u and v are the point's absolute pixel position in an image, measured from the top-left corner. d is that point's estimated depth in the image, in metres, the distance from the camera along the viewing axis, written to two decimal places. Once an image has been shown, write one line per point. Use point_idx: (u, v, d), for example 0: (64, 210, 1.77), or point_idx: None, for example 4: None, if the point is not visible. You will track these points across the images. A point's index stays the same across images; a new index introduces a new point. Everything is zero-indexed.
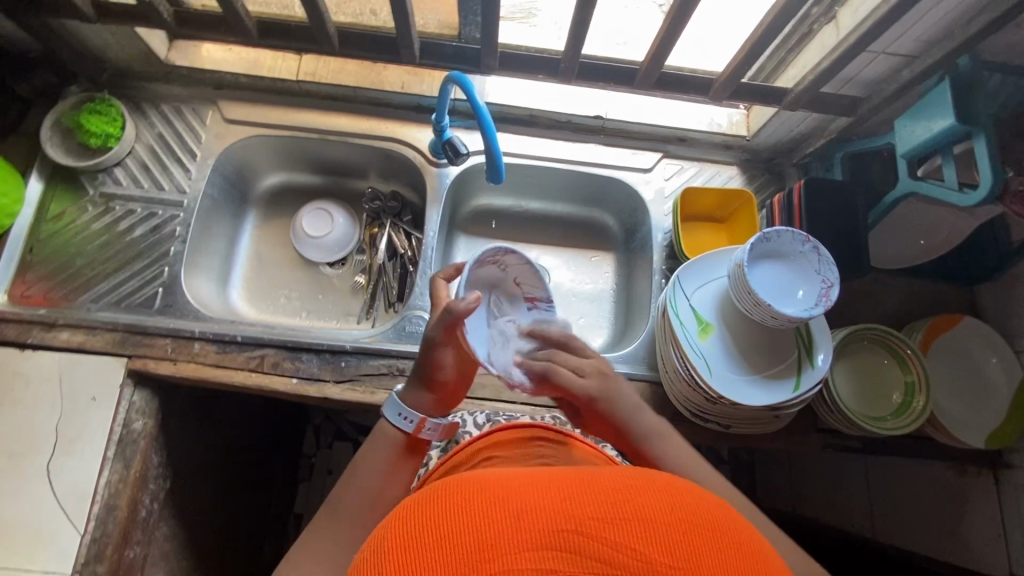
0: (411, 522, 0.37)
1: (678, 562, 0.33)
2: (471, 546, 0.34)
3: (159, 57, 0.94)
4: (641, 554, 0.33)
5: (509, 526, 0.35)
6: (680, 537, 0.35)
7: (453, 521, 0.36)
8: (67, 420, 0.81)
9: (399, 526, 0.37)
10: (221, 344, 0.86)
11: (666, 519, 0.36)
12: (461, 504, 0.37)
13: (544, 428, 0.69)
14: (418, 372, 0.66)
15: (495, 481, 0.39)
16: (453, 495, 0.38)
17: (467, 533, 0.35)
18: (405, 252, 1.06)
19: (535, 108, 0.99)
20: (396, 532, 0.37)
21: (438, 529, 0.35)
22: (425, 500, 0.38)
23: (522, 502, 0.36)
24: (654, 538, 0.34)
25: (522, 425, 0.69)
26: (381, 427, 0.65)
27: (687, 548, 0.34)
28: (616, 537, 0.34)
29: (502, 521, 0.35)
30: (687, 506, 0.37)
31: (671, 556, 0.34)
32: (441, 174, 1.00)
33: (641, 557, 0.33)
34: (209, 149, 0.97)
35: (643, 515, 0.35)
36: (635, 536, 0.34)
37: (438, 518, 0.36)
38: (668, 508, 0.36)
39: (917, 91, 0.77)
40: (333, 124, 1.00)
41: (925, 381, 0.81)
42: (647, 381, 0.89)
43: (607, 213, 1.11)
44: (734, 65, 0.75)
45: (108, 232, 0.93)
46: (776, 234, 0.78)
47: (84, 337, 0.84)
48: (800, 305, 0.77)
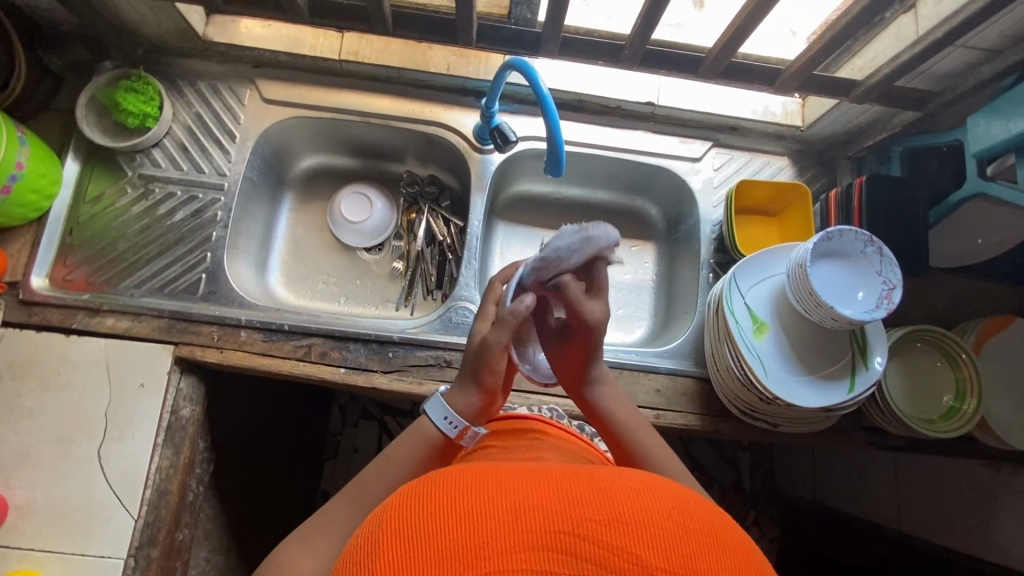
0: (409, 513, 0.37)
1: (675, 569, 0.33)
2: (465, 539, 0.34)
3: (197, 34, 0.90)
4: (636, 557, 0.33)
5: (502, 524, 0.34)
6: (681, 544, 0.34)
7: (449, 513, 0.35)
8: (117, 406, 0.81)
9: (398, 514, 0.37)
10: (267, 333, 0.85)
11: (667, 525, 0.35)
12: (461, 497, 0.36)
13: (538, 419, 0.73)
14: (467, 375, 0.65)
15: (493, 475, 0.39)
16: (456, 488, 0.37)
17: (462, 523, 0.35)
18: (443, 239, 1.04)
19: (585, 93, 0.96)
20: (396, 520, 0.37)
21: (434, 522, 0.35)
22: (427, 490, 0.38)
23: (521, 500, 0.36)
24: (652, 544, 0.34)
25: (521, 417, 0.73)
26: (420, 424, 0.65)
27: (683, 553, 0.34)
28: (613, 541, 0.34)
29: (497, 517, 0.35)
30: (691, 514, 0.36)
31: (669, 561, 0.33)
32: (485, 161, 0.97)
33: (637, 561, 0.33)
34: (249, 130, 0.94)
35: (644, 520, 0.35)
36: (633, 540, 0.34)
37: (437, 510, 0.36)
38: (671, 513, 0.36)
39: (996, 88, 0.74)
40: (375, 106, 0.97)
41: (978, 384, 0.80)
42: (694, 377, 0.88)
43: (649, 202, 1.09)
44: (808, 56, 0.72)
45: (148, 215, 0.91)
46: (838, 233, 0.76)
47: (129, 323, 0.84)
48: (860, 307, 0.75)
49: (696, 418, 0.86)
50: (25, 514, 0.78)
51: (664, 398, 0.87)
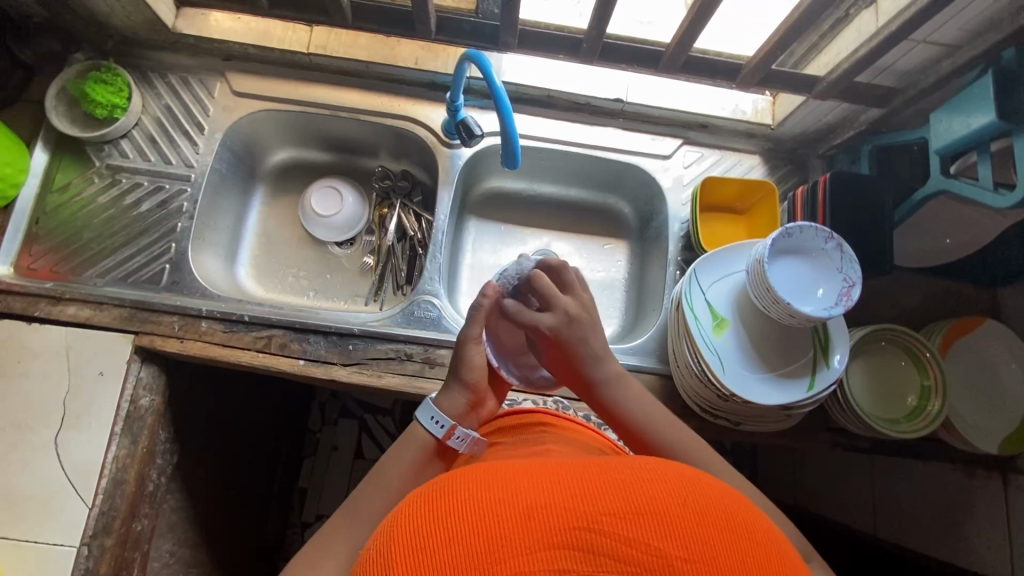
0: (421, 522, 0.36)
1: (694, 559, 0.33)
2: (483, 541, 0.34)
3: (166, 26, 0.91)
4: (655, 549, 0.33)
5: (518, 527, 0.34)
6: (698, 533, 0.34)
7: (459, 519, 0.35)
8: (75, 394, 0.81)
9: (410, 522, 0.37)
10: (228, 324, 0.85)
11: (683, 514, 0.35)
12: (475, 498, 0.36)
13: (547, 412, 0.69)
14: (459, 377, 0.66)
15: (501, 473, 0.38)
16: (466, 491, 0.37)
17: (477, 529, 0.34)
18: (414, 234, 1.04)
19: (553, 89, 0.96)
20: (409, 526, 0.37)
21: (449, 529, 0.35)
22: (440, 495, 0.38)
23: (536, 497, 0.35)
24: (670, 534, 0.34)
25: (529, 411, 0.69)
26: (412, 430, 0.64)
27: (702, 541, 0.34)
28: (630, 534, 0.33)
29: (513, 520, 0.34)
30: (708, 501, 0.36)
31: (684, 549, 0.33)
32: (453, 156, 0.97)
33: (655, 552, 0.33)
34: (217, 122, 0.95)
35: (660, 510, 0.35)
36: (649, 532, 0.34)
37: (450, 517, 0.35)
38: (684, 500, 0.36)
39: (957, 85, 0.73)
40: (343, 100, 0.97)
41: (942, 385, 0.79)
42: (657, 374, 0.88)
43: (622, 199, 1.09)
44: (766, 50, 0.71)
45: (115, 205, 0.91)
46: (800, 229, 0.75)
47: (91, 312, 0.84)
48: (819, 304, 0.75)
49: None
50: None
51: None
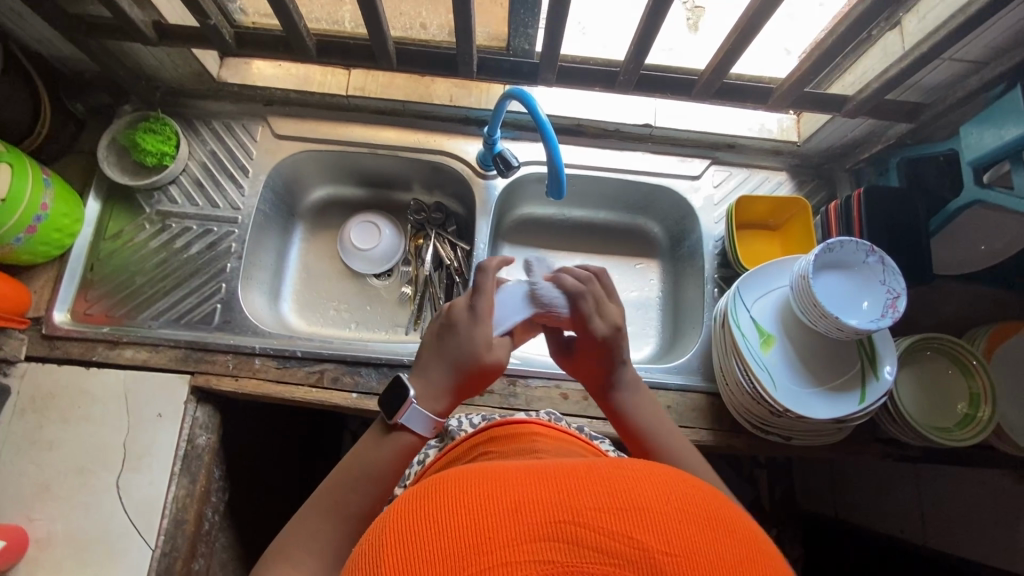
0: (407, 516, 0.35)
1: (677, 552, 0.31)
2: (463, 534, 0.33)
3: (210, 76, 0.95)
4: (637, 542, 0.32)
5: (503, 516, 0.33)
6: (684, 529, 0.33)
7: (446, 511, 0.34)
8: (135, 436, 0.83)
9: (394, 521, 0.35)
10: (281, 360, 0.87)
11: (668, 509, 0.34)
12: (455, 494, 0.35)
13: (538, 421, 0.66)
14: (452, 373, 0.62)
15: (490, 471, 0.37)
16: (445, 486, 0.36)
17: (463, 522, 0.33)
18: (451, 263, 1.06)
19: (583, 118, 0.99)
20: (391, 526, 0.35)
21: (434, 521, 0.34)
22: (422, 492, 0.37)
23: (516, 492, 0.34)
24: (653, 527, 0.32)
25: (519, 421, 0.65)
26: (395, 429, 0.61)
27: (686, 536, 0.32)
28: (612, 528, 0.32)
29: (498, 512, 0.33)
30: (697, 501, 0.35)
31: (671, 543, 0.32)
32: (489, 186, 1.00)
33: (639, 546, 0.32)
34: (261, 165, 0.98)
35: (644, 505, 0.34)
36: (631, 525, 0.32)
37: (436, 508, 0.34)
38: (669, 496, 0.35)
39: (985, 98, 0.75)
40: (380, 138, 1.00)
41: (991, 391, 0.80)
42: (703, 392, 0.89)
43: (652, 220, 1.11)
44: (798, 74, 0.74)
45: (165, 249, 0.94)
46: (841, 244, 0.77)
47: (148, 354, 0.87)
48: (865, 316, 0.76)
49: (708, 433, 0.86)
50: (45, 547, 0.79)
51: (674, 413, 0.88)
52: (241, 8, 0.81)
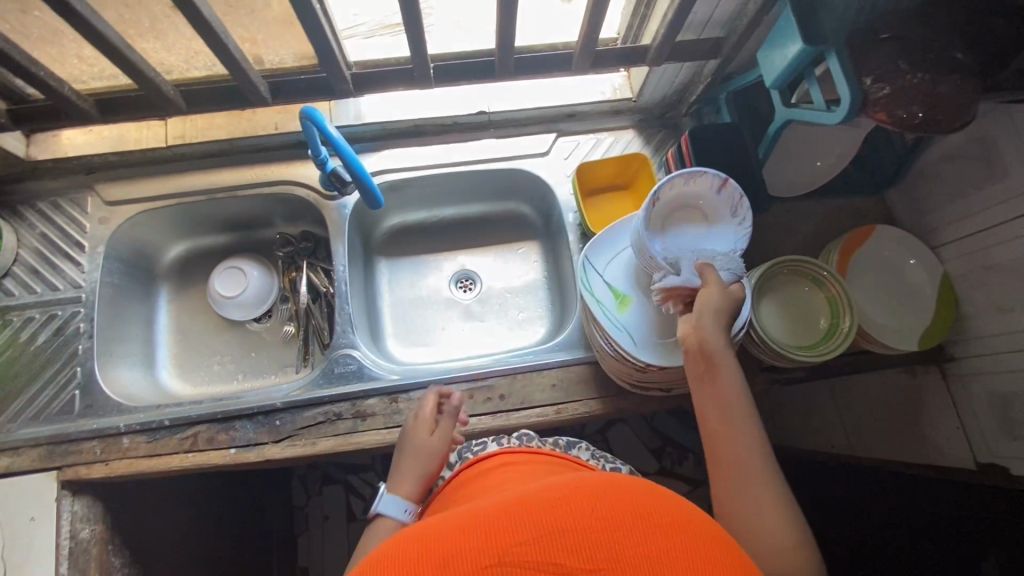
0: None
1: (600, 567, 0.34)
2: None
3: (19, 157, 0.91)
4: (560, 566, 0.34)
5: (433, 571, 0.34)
6: (605, 538, 0.35)
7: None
8: (10, 547, 0.78)
9: None
10: (150, 433, 0.83)
11: (591, 526, 0.36)
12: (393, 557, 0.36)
13: (502, 452, 0.69)
14: (411, 464, 0.71)
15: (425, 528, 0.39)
16: (388, 552, 0.37)
17: None
18: (326, 290, 1.04)
19: (417, 118, 0.98)
20: None
21: None
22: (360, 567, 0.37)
23: (450, 545, 0.36)
24: (577, 547, 0.35)
25: (487, 456, 0.70)
26: (381, 521, 0.67)
27: (611, 543, 0.35)
28: (538, 558, 0.34)
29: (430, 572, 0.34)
30: (617, 506, 0.37)
31: (589, 557, 0.34)
32: (339, 207, 0.97)
33: (563, 570, 0.34)
34: (97, 237, 0.94)
35: (568, 525, 0.36)
36: (557, 551, 0.35)
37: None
38: (593, 510, 0.37)
39: (768, 21, 0.75)
40: (217, 181, 0.97)
41: (845, 297, 0.82)
42: (585, 363, 0.89)
43: (521, 203, 1.11)
44: (583, 35, 0.74)
45: (11, 345, 0.89)
46: (666, 190, 0.76)
47: (9, 460, 0.83)
48: (706, 256, 0.75)
49: (597, 402, 0.87)
50: None
51: (561, 390, 0.88)
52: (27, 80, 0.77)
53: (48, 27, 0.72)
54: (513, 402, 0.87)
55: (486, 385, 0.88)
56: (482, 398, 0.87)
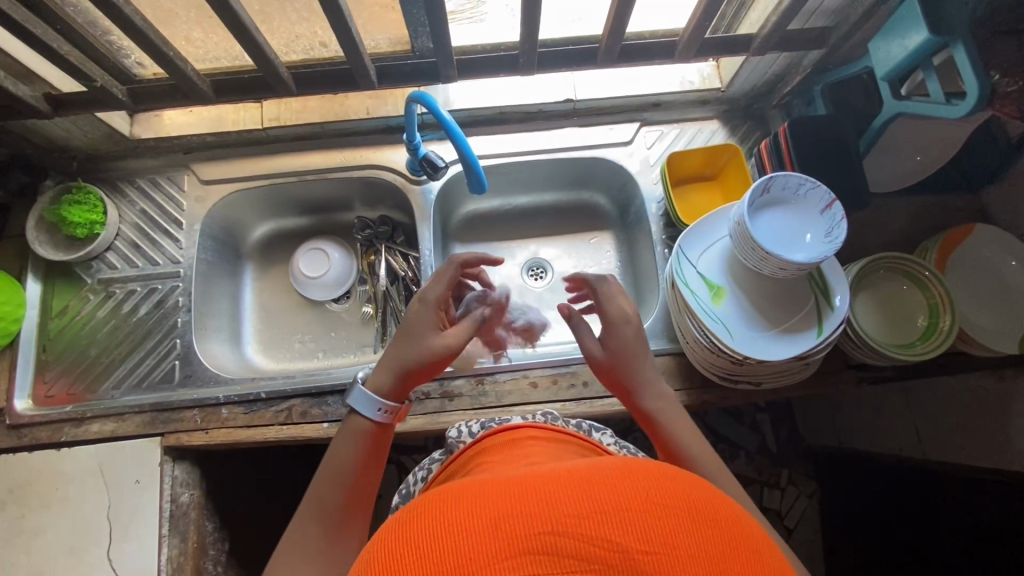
0: (392, 535, 0.34)
1: (657, 550, 0.31)
2: (435, 563, 0.31)
3: (124, 135, 0.94)
4: (615, 544, 0.31)
5: (480, 529, 0.32)
6: (659, 523, 0.32)
7: (427, 534, 0.33)
8: (117, 507, 0.83)
9: (382, 540, 0.34)
10: (247, 405, 0.87)
11: (648, 507, 0.33)
12: (432, 515, 0.34)
13: (534, 426, 0.64)
14: (392, 358, 0.67)
15: (469, 483, 0.36)
16: (432, 506, 0.35)
17: (444, 544, 0.32)
18: (405, 274, 1.05)
19: (504, 105, 0.98)
20: (383, 545, 0.34)
21: (413, 545, 0.32)
22: (405, 517, 0.35)
23: (495, 507, 0.33)
24: (628, 525, 0.32)
25: (513, 427, 0.65)
26: (354, 420, 0.66)
27: (665, 531, 0.32)
28: (589, 531, 0.31)
29: (476, 528, 0.32)
30: (671, 491, 0.34)
31: (646, 541, 0.31)
32: (424, 191, 0.99)
33: (617, 548, 0.31)
34: (194, 214, 0.97)
35: (619, 504, 0.33)
36: (611, 527, 0.32)
37: (418, 532, 0.33)
38: (649, 492, 0.34)
39: (886, 9, 0.74)
40: (307, 163, 0.99)
41: (947, 299, 0.79)
42: (669, 353, 0.89)
43: (597, 192, 1.11)
44: (694, 22, 0.73)
45: (114, 316, 0.93)
46: (778, 179, 0.76)
47: (115, 424, 0.87)
48: (809, 248, 0.75)
49: (681, 393, 0.86)
50: None
51: None
52: (138, 61, 0.79)
53: (164, 9, 0.72)
54: (596, 390, 0.88)
55: (569, 371, 0.89)
56: (565, 384, 0.88)
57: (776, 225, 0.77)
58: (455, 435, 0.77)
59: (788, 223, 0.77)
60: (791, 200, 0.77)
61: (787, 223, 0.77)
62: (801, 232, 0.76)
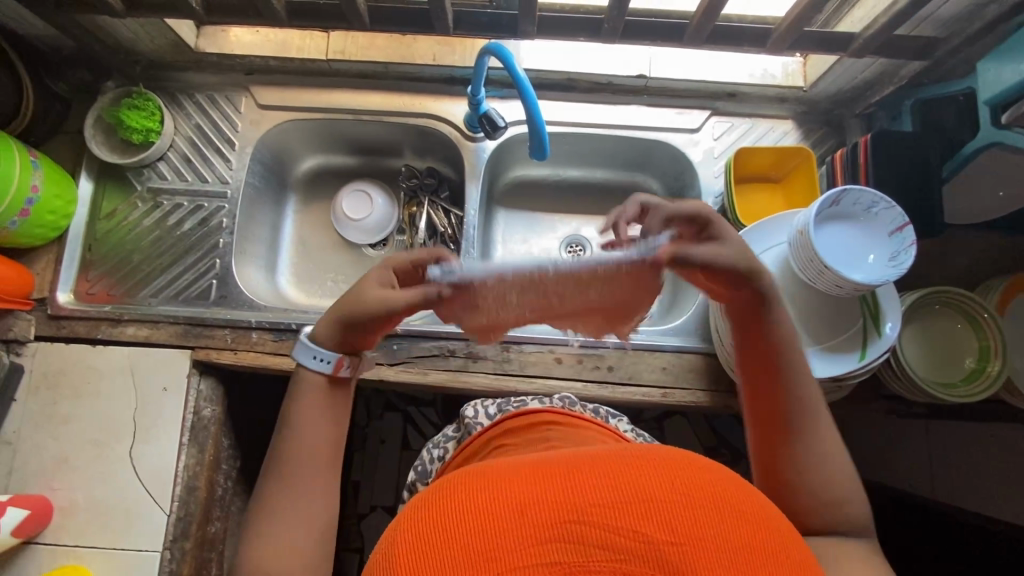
0: (421, 520, 0.37)
1: (681, 541, 0.33)
2: (465, 548, 0.34)
3: (189, 47, 0.92)
4: (642, 535, 0.33)
5: (508, 516, 0.34)
6: (685, 514, 0.34)
7: (458, 522, 0.35)
8: (143, 409, 0.86)
9: (405, 526, 0.37)
10: (277, 332, 0.88)
11: (674, 498, 0.35)
12: (459, 500, 0.36)
13: (552, 411, 0.68)
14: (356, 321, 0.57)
15: (493, 470, 0.39)
16: (461, 490, 0.37)
17: (474, 535, 0.34)
18: (444, 230, 1.05)
19: (573, 71, 0.94)
20: (407, 533, 0.37)
21: (443, 529, 0.35)
22: (431, 500, 0.38)
23: (525, 491, 0.35)
24: (658, 517, 0.34)
25: (533, 411, 0.68)
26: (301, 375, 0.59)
27: (693, 521, 0.34)
28: (618, 522, 0.34)
29: (505, 513, 0.34)
30: (692, 480, 0.36)
31: (674, 533, 0.33)
32: (478, 149, 0.96)
33: (644, 538, 0.33)
34: (247, 137, 0.97)
35: (647, 496, 0.35)
36: (639, 519, 0.34)
37: (447, 516, 0.36)
38: (674, 483, 0.36)
39: (1009, 28, 0.68)
40: (365, 103, 0.97)
41: (1002, 345, 0.77)
42: (701, 353, 0.88)
43: (651, 177, 1.07)
44: (796, 12, 0.68)
45: (159, 226, 0.94)
46: (851, 193, 0.72)
47: (149, 331, 0.88)
48: (870, 270, 0.72)
49: (704, 394, 0.86)
50: (69, 514, 0.83)
51: (671, 375, 0.87)
52: None
53: None
54: (619, 375, 0.87)
55: (597, 353, 0.88)
56: (589, 365, 0.87)
57: (841, 243, 0.74)
58: (473, 416, 0.80)
59: (851, 242, 0.74)
60: (860, 218, 0.74)
61: (850, 241, 0.74)
62: (865, 254, 0.73)
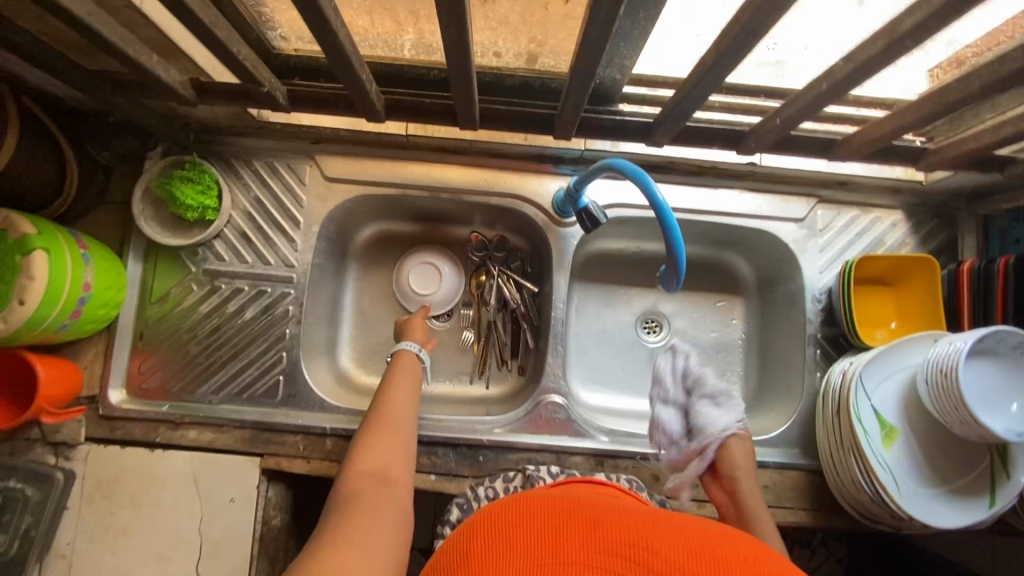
0: (503, 516, 0.43)
1: None
2: (541, 542, 0.39)
3: (250, 116, 0.81)
4: None
5: (583, 531, 0.40)
6: None
7: (538, 525, 0.41)
8: (210, 522, 0.79)
9: (486, 520, 0.43)
10: (353, 440, 0.82)
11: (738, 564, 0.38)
12: (541, 511, 0.42)
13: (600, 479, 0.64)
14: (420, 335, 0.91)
15: (570, 500, 0.44)
16: (542, 506, 0.43)
17: (550, 535, 0.39)
18: (517, 307, 0.96)
19: (677, 156, 0.85)
20: (489, 523, 0.42)
21: (523, 527, 0.41)
22: (513, 505, 0.44)
23: (602, 521, 0.41)
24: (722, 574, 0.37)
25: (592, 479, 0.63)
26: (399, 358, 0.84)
27: None
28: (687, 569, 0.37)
29: (582, 531, 0.40)
30: (760, 561, 0.39)
31: None
32: (566, 235, 0.89)
33: None
34: (313, 214, 0.87)
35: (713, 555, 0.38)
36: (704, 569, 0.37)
37: (529, 518, 0.41)
38: (743, 558, 0.39)
39: None
40: (443, 179, 0.88)
41: None
42: (802, 469, 0.84)
43: (742, 256, 1.00)
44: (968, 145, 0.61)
45: (218, 314, 0.86)
46: (1004, 334, 0.67)
47: (212, 435, 0.82)
48: (1014, 419, 0.68)
49: (806, 513, 0.82)
50: None
51: (772, 493, 0.83)
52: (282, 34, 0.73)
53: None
54: None
55: None
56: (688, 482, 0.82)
57: (986, 383, 0.69)
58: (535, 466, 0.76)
59: (996, 383, 0.69)
60: (1007, 357, 0.69)
61: (995, 381, 0.69)
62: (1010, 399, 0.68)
